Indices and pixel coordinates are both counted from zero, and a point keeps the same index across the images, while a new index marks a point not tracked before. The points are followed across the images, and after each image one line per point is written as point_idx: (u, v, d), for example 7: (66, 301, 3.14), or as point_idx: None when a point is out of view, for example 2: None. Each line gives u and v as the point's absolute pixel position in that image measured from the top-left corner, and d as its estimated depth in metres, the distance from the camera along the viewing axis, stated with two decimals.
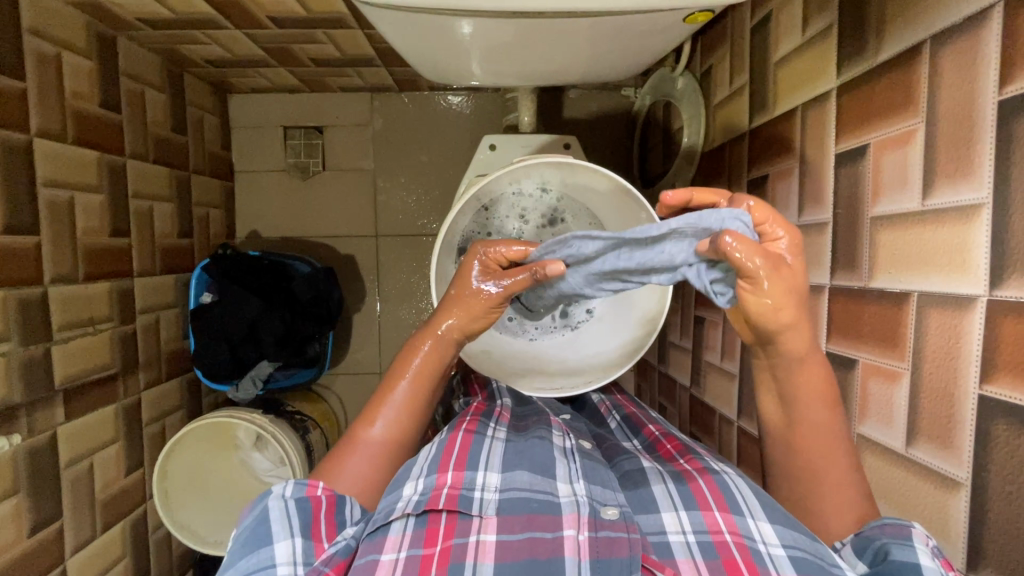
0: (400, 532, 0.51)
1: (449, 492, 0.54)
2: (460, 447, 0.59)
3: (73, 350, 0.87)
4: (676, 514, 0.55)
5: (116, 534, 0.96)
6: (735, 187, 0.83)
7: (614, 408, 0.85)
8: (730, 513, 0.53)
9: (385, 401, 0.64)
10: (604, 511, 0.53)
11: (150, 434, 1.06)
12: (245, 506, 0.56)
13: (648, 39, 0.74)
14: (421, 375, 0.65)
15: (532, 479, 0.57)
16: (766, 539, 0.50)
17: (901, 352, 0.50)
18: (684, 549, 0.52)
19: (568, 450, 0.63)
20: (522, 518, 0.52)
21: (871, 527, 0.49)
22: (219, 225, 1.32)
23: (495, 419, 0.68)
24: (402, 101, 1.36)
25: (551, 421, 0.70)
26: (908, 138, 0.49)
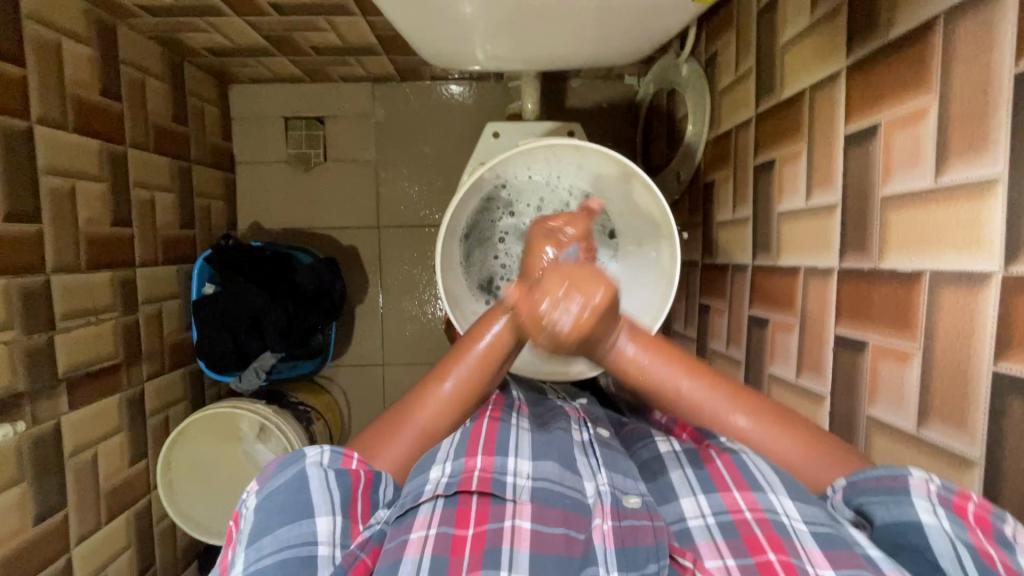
0: (429, 513, 0.51)
1: (481, 475, 0.53)
2: (488, 433, 0.58)
3: (76, 339, 0.87)
4: (695, 498, 0.54)
5: (121, 524, 0.96)
6: (740, 173, 0.83)
7: (625, 387, 0.87)
8: (750, 492, 0.52)
9: (463, 359, 0.61)
10: (626, 500, 0.53)
11: (154, 424, 1.06)
12: (274, 468, 0.54)
13: (654, 21, 0.73)
14: (493, 352, 0.61)
15: (561, 472, 0.56)
16: (789, 514, 0.49)
17: (913, 332, 0.49)
18: (704, 532, 0.51)
19: (587, 442, 0.63)
20: (557, 514, 0.52)
21: (866, 478, 0.48)
22: (221, 216, 1.31)
23: (517, 411, 0.67)
24: (404, 91, 1.35)
25: (568, 413, 0.70)
26: (920, 115, 0.48)
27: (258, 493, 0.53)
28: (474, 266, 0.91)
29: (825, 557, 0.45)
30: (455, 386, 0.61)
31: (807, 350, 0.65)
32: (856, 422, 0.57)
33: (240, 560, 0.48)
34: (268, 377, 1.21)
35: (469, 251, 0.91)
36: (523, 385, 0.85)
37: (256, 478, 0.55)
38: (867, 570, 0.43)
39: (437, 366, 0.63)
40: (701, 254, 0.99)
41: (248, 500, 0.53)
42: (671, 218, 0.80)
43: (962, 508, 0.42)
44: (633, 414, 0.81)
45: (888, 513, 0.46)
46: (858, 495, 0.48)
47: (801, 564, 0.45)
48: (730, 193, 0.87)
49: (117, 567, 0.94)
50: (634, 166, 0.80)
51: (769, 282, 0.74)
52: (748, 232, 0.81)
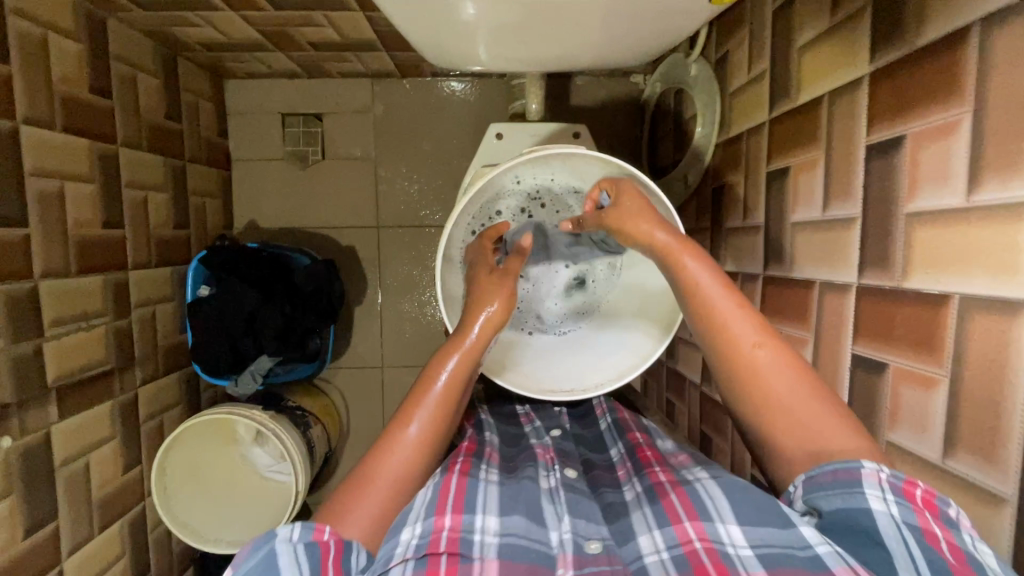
0: None
1: (449, 535, 0.52)
2: (457, 488, 0.58)
3: (65, 346, 0.84)
4: (651, 534, 0.56)
5: (114, 533, 0.94)
6: (752, 179, 0.80)
7: (608, 411, 0.85)
8: (700, 520, 0.55)
9: (421, 400, 0.64)
10: (587, 546, 0.55)
11: (148, 430, 1.04)
12: (243, 551, 0.52)
13: (668, 22, 0.70)
14: (466, 358, 0.67)
15: (528, 525, 0.56)
16: (734, 542, 0.52)
17: (938, 357, 0.47)
18: (660, 567, 0.53)
19: (553, 489, 0.63)
20: (523, 567, 0.51)
21: (822, 472, 0.50)
22: (216, 216, 1.28)
23: (487, 460, 0.67)
24: (404, 87, 1.32)
25: (538, 457, 0.70)
26: (950, 129, 0.46)
27: None
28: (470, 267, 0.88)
29: None
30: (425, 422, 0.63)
31: (821, 367, 0.63)
32: (873, 445, 0.55)
33: None
34: (264, 381, 1.19)
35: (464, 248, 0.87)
36: (501, 414, 0.86)
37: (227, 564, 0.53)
38: None
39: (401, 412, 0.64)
40: (708, 259, 0.96)
41: None
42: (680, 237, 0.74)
43: (911, 492, 0.46)
44: (604, 436, 0.81)
45: (840, 501, 0.48)
46: (813, 487, 0.50)
47: None
48: (741, 199, 0.84)
49: None
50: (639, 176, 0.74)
51: (781, 294, 0.72)
52: (759, 240, 0.78)
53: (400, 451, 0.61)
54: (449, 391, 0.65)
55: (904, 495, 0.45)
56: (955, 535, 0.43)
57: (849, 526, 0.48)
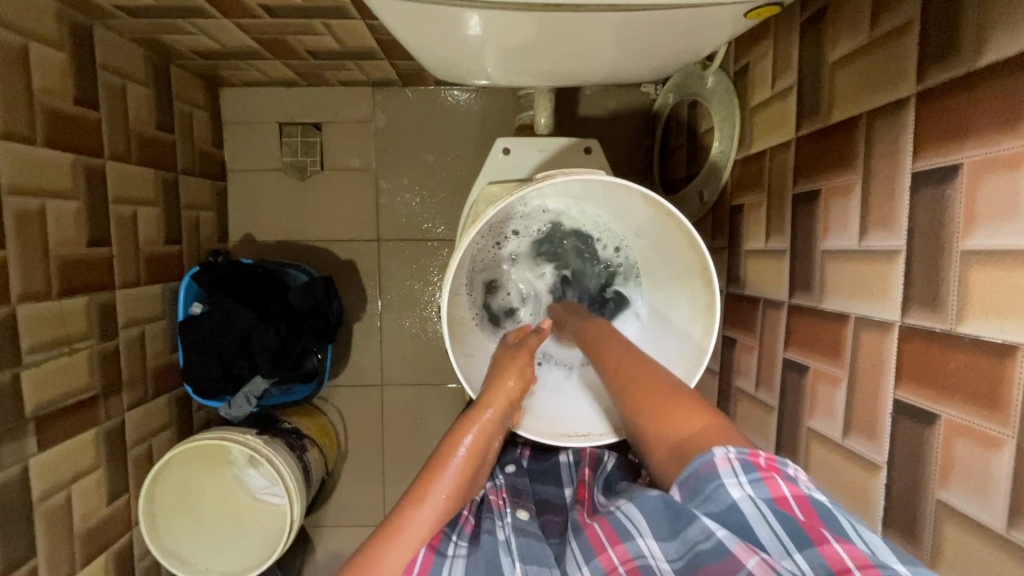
0: None
1: None
2: (423, 563, 0.54)
3: (45, 373, 0.80)
4: (583, 570, 0.52)
5: (97, 568, 0.89)
6: (776, 200, 0.75)
7: (560, 448, 0.85)
8: (622, 543, 0.51)
9: (444, 472, 0.59)
10: None
11: (135, 457, 0.99)
12: None
13: (689, 36, 0.65)
14: (485, 432, 0.63)
15: None
16: (657, 558, 0.48)
17: (1002, 415, 0.42)
18: None
19: (506, 537, 0.61)
20: None
21: (686, 476, 0.48)
22: (210, 228, 1.23)
23: (461, 526, 0.61)
24: (406, 96, 1.27)
25: (489, 504, 0.67)
26: (1018, 161, 0.41)
27: None
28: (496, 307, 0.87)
29: None
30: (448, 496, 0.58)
31: (858, 410, 0.58)
32: (918, 501, 0.50)
33: None
34: (260, 403, 1.14)
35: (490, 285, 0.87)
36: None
37: None
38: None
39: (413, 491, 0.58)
40: (726, 281, 0.91)
41: None
42: (711, 266, 0.69)
43: (756, 461, 0.46)
44: (558, 469, 0.80)
45: (716, 504, 0.45)
46: (684, 492, 0.48)
47: None
48: (763, 221, 0.79)
49: None
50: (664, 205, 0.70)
51: (810, 326, 0.67)
52: (784, 265, 0.73)
53: (414, 537, 0.55)
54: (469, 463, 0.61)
55: (754, 467, 0.45)
56: (801, 488, 0.44)
57: (720, 521, 0.45)
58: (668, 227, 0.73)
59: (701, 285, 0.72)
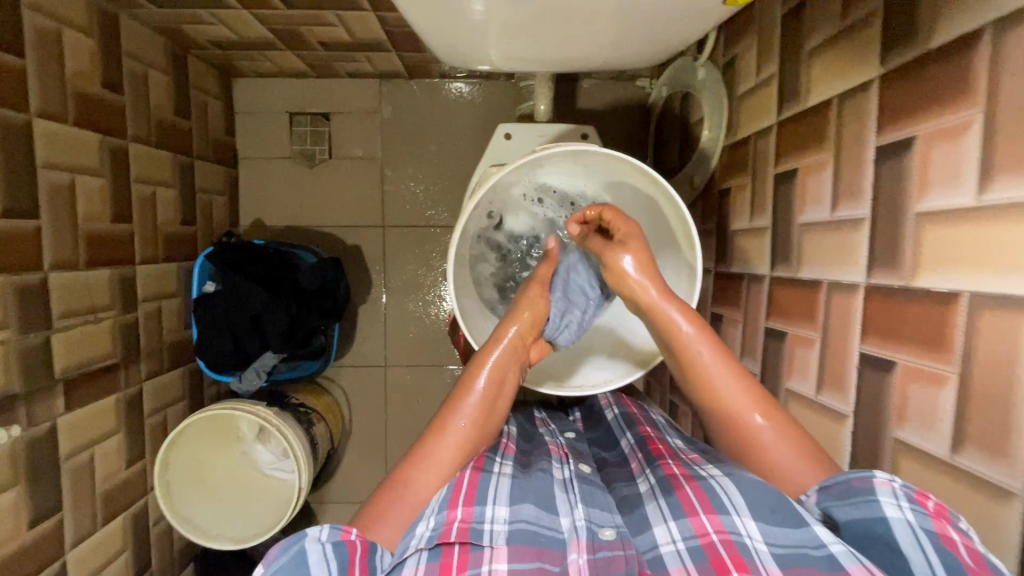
0: (415, 566, 0.52)
1: (460, 526, 0.55)
2: (469, 481, 0.60)
3: (72, 339, 0.84)
4: (667, 525, 0.56)
5: (116, 528, 0.93)
6: (760, 181, 0.81)
7: (616, 404, 0.87)
8: (715, 513, 0.55)
9: (461, 406, 0.67)
10: (601, 532, 0.56)
11: (151, 426, 1.04)
12: (275, 549, 0.54)
13: (678, 25, 0.71)
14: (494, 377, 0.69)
15: (538, 513, 0.58)
16: (751, 535, 0.52)
17: (947, 355, 0.47)
18: (675, 557, 0.53)
19: (567, 479, 0.65)
20: (531, 551, 0.53)
21: (835, 483, 0.52)
22: (222, 212, 1.28)
23: (502, 451, 0.69)
24: (411, 89, 1.33)
25: (551, 450, 0.72)
26: (962, 130, 0.46)
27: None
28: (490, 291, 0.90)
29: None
30: (469, 423, 0.66)
31: (828, 367, 0.63)
32: (880, 443, 0.55)
33: None
34: (269, 378, 1.19)
35: (478, 272, 0.88)
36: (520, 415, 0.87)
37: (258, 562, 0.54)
38: None
39: (434, 424, 0.67)
40: (714, 261, 0.97)
41: None
42: (692, 227, 0.76)
43: (923, 501, 0.47)
44: (611, 430, 0.83)
45: (856, 511, 0.50)
46: (828, 497, 0.52)
47: None
48: (748, 201, 0.85)
49: (112, 572, 0.92)
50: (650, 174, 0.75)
51: (789, 295, 0.72)
52: (766, 242, 0.79)
53: (439, 463, 0.63)
54: (486, 397, 0.68)
55: (919, 503, 0.46)
56: (972, 543, 0.43)
57: (865, 532, 0.50)
58: (653, 194, 0.79)
59: (685, 246, 0.79)
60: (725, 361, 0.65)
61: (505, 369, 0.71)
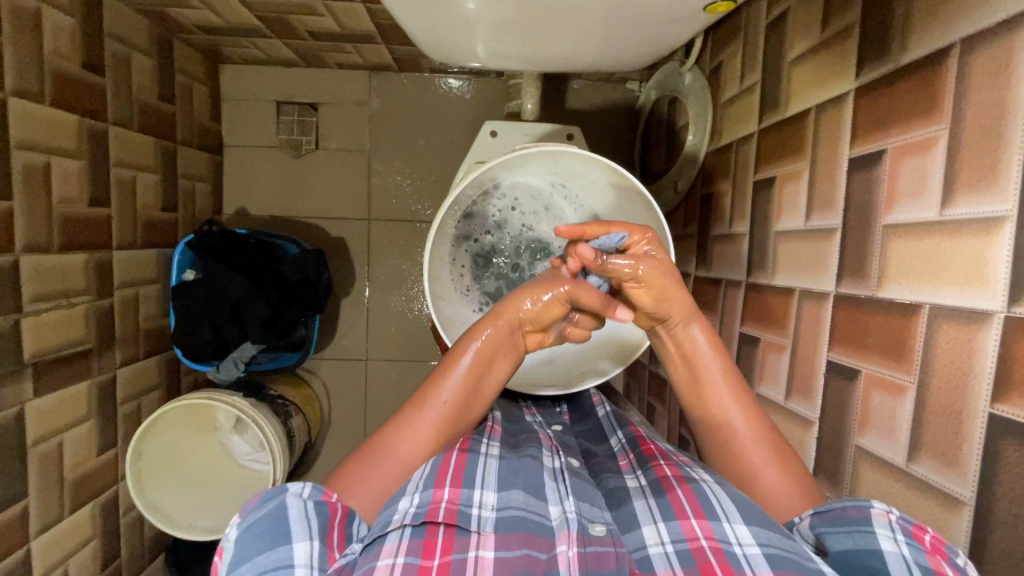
0: (397, 541, 0.51)
1: (448, 506, 0.54)
2: (456, 465, 0.59)
3: (44, 323, 0.83)
4: (656, 526, 0.55)
5: (84, 515, 0.92)
6: (739, 188, 0.82)
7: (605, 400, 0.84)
8: (706, 519, 0.53)
9: (442, 383, 0.64)
10: (591, 527, 0.54)
11: (124, 413, 1.02)
12: (253, 500, 0.54)
13: (663, 29, 0.71)
14: (474, 368, 0.66)
15: (526, 500, 0.57)
16: (741, 542, 0.50)
17: (906, 364, 0.49)
18: (663, 559, 0.51)
19: (556, 470, 0.63)
20: (519, 537, 0.52)
21: (830, 508, 0.50)
22: (205, 199, 1.27)
23: (489, 433, 0.68)
24: (401, 81, 1.32)
25: (541, 438, 0.70)
26: (927, 146, 0.48)
27: (237, 526, 0.53)
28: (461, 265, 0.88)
29: None
30: (449, 402, 0.64)
31: (797, 374, 0.64)
32: (843, 450, 0.56)
33: None
34: (247, 368, 1.18)
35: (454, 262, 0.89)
36: (509, 403, 0.85)
37: (236, 511, 0.55)
38: None
39: (416, 395, 0.65)
40: (694, 265, 0.98)
41: (226, 533, 0.54)
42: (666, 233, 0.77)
43: (920, 535, 0.44)
44: (602, 424, 0.79)
45: (851, 541, 0.47)
46: (822, 523, 0.50)
47: None
48: (728, 207, 0.86)
49: (79, 560, 0.91)
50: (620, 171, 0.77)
51: (762, 301, 0.73)
52: (744, 247, 0.80)
53: (416, 434, 0.62)
54: (469, 374, 0.65)
55: (915, 538, 0.44)
56: None
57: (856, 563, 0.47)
58: (626, 197, 0.81)
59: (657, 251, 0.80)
60: (738, 394, 0.62)
61: (495, 351, 0.67)
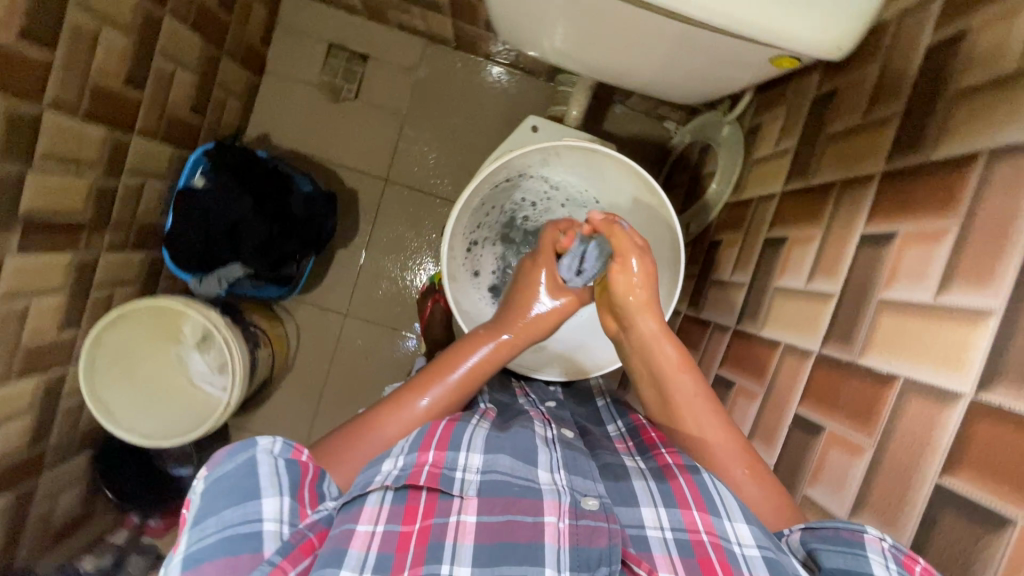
0: (377, 505, 0.53)
1: (430, 470, 0.55)
2: (444, 428, 0.60)
3: (48, 184, 0.82)
4: (655, 509, 0.56)
5: (28, 386, 0.90)
6: (749, 241, 0.86)
7: (605, 392, 0.87)
8: (708, 513, 0.55)
9: (443, 377, 0.67)
10: (585, 501, 0.55)
11: (96, 297, 1.01)
12: (223, 453, 0.55)
13: (724, 71, 0.75)
14: (476, 373, 0.69)
15: (512, 464, 0.58)
16: (740, 541, 0.53)
17: (870, 429, 0.52)
18: (661, 545, 0.54)
19: (549, 438, 0.64)
20: (503, 503, 0.54)
21: (824, 526, 0.49)
22: (233, 116, 1.27)
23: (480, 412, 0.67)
24: (454, 59, 1.34)
25: (532, 412, 0.70)
26: (937, 236, 0.51)
27: (206, 478, 0.54)
28: (487, 209, 0.89)
29: None
30: (446, 397, 0.66)
31: (764, 421, 0.68)
32: (792, 496, 0.59)
33: (184, 541, 0.50)
34: (228, 290, 1.17)
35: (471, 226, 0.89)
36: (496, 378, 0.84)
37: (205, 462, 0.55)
38: None
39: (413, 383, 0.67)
40: (687, 304, 1.01)
41: (193, 486, 0.54)
42: (682, 259, 0.79)
43: (910, 565, 0.44)
44: (599, 413, 0.81)
45: (841, 561, 0.47)
46: (813, 540, 0.50)
47: None
48: (734, 256, 0.90)
49: (10, 428, 0.88)
50: (656, 188, 0.79)
51: (746, 348, 0.77)
52: (740, 296, 0.84)
53: (406, 421, 0.63)
54: (467, 379, 0.68)
55: (906, 569, 0.44)
56: None
57: None
58: (653, 216, 0.84)
59: (667, 276, 0.83)
60: (710, 408, 0.64)
61: (494, 363, 0.71)
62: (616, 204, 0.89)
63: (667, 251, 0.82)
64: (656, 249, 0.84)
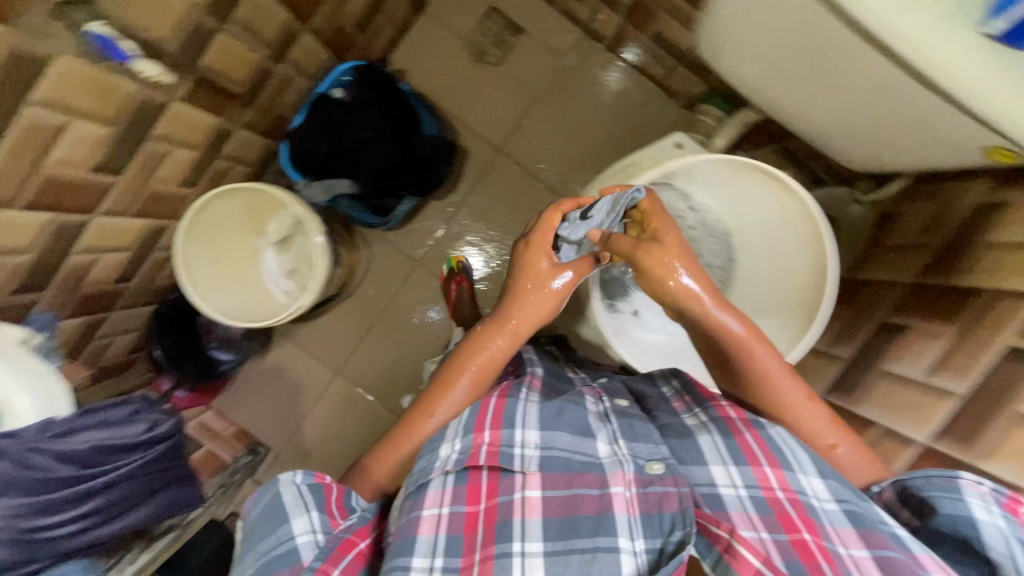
0: (439, 488, 0.56)
1: (489, 449, 0.57)
2: (495, 406, 0.60)
3: (228, 46, 0.85)
4: (725, 467, 0.58)
5: (138, 226, 0.93)
6: (861, 320, 0.86)
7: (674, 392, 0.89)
8: (782, 470, 0.56)
9: (448, 390, 0.69)
10: (649, 468, 0.58)
11: (217, 167, 1.04)
12: (250, 498, 0.59)
13: (911, 147, 0.71)
14: (482, 374, 0.70)
15: (571, 440, 0.59)
16: (818, 495, 0.55)
17: None
18: (737, 503, 0.56)
19: (602, 412, 0.65)
20: (563, 478, 0.57)
21: (915, 476, 0.56)
22: (381, 44, 1.30)
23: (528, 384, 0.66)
24: (601, 58, 1.36)
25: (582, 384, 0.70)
26: None
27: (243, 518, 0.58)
28: None
29: (856, 537, 0.52)
30: (452, 408, 0.68)
31: None
32: None
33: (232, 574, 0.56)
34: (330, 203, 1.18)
35: None
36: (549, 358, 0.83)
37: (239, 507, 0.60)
38: (892, 548, 0.50)
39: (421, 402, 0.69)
40: None
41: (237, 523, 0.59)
42: (825, 307, 0.78)
43: (1010, 506, 0.51)
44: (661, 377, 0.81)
45: (941, 505, 0.54)
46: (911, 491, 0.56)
47: (834, 545, 0.51)
48: (838, 329, 0.89)
49: (109, 260, 0.91)
50: (823, 228, 0.78)
51: None
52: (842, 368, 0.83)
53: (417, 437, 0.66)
54: (475, 384, 0.70)
55: (1006, 508, 0.51)
56: None
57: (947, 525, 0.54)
58: (801, 256, 0.83)
59: (799, 319, 0.82)
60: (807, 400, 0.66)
61: (500, 360, 0.72)
62: (760, 237, 0.89)
63: (807, 295, 0.81)
64: (795, 289, 0.83)
